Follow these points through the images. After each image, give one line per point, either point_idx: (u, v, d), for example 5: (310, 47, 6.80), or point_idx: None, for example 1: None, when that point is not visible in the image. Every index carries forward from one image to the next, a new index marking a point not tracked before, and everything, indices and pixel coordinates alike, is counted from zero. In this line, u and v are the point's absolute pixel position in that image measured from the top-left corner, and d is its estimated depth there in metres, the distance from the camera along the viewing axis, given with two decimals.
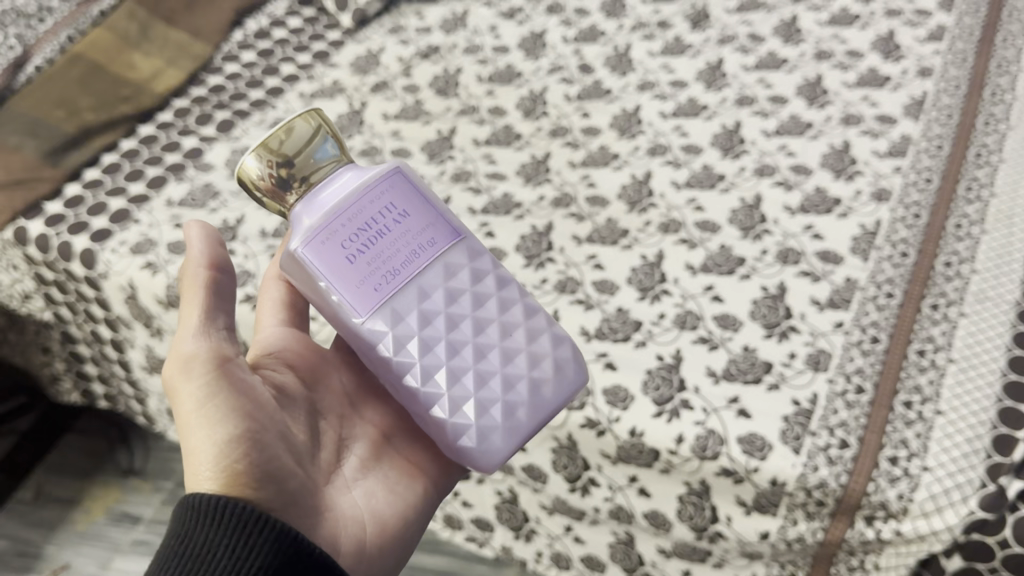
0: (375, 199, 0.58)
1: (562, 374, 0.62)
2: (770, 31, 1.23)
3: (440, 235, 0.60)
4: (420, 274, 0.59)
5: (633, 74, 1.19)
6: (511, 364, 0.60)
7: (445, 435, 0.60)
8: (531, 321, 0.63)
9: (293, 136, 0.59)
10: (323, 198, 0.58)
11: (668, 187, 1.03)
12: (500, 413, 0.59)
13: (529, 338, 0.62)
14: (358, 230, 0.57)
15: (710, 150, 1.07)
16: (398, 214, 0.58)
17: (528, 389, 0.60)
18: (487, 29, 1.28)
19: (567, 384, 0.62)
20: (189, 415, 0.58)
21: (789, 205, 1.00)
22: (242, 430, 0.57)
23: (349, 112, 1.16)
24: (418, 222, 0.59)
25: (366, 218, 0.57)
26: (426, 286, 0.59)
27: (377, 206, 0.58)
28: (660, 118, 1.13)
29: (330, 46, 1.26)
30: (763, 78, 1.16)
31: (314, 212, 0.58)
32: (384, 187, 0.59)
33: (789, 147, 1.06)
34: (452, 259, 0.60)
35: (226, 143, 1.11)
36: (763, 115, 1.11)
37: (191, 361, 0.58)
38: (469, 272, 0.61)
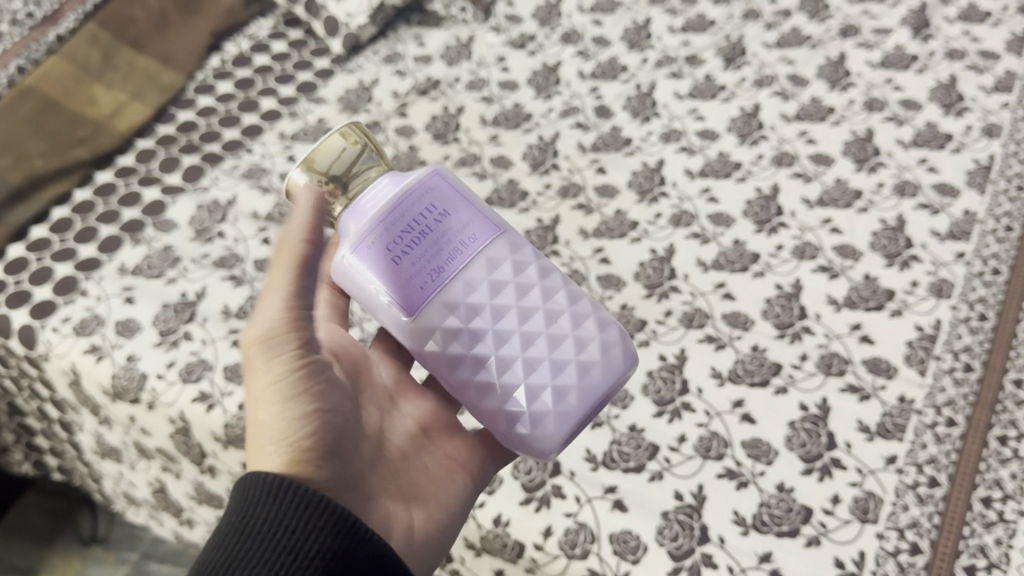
0: (413, 200, 0.52)
1: (608, 350, 0.54)
2: (815, 71, 1.09)
3: (482, 229, 0.53)
4: (468, 269, 0.52)
5: (656, 121, 1.06)
6: (559, 349, 0.53)
7: (500, 424, 0.53)
8: (576, 306, 0.55)
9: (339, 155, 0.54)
10: (364, 205, 0.53)
11: (693, 269, 0.90)
12: (558, 398, 0.52)
13: (573, 310, 0.54)
14: (400, 233, 0.51)
15: (743, 221, 0.94)
16: (442, 213, 0.52)
17: (579, 374, 0.52)
18: (494, 60, 1.14)
19: (621, 360, 0.54)
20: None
21: (832, 295, 0.86)
22: None
23: None
24: (462, 220, 0.53)
25: (406, 220, 0.51)
26: (471, 281, 0.52)
27: (422, 204, 0.52)
28: (685, 177, 0.99)
29: (317, 76, 1.13)
30: (805, 131, 1.02)
31: (360, 219, 0.52)
32: (425, 185, 0.53)
33: (834, 221, 0.92)
34: (494, 251, 0.53)
35: (191, 195, 0.98)
36: (804, 178, 0.97)
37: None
38: (512, 263, 0.54)
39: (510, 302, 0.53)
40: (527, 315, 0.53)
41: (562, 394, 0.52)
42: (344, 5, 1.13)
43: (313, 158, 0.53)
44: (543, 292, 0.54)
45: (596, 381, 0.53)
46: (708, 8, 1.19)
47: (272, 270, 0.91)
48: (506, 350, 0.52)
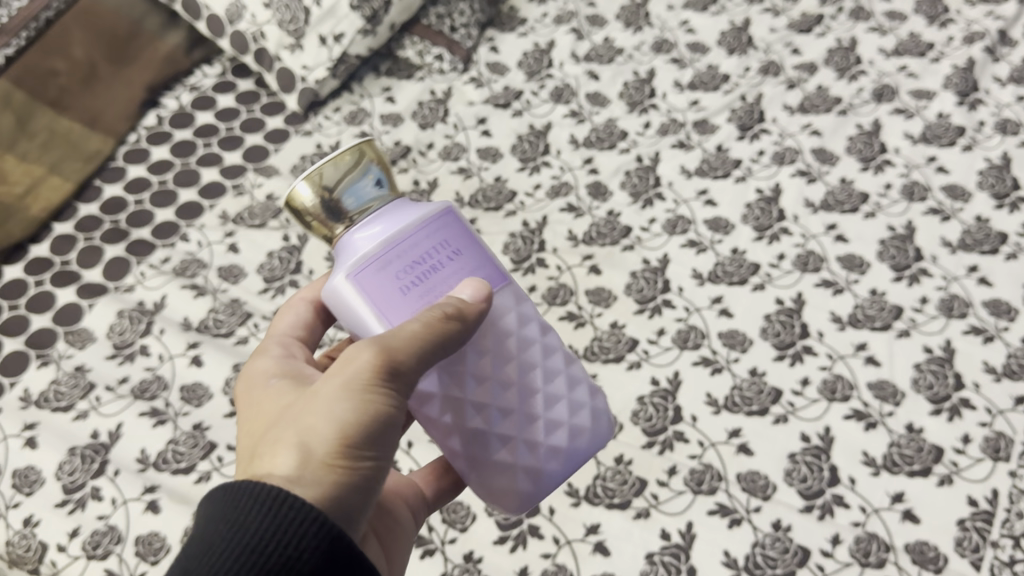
0: (426, 233, 0.43)
1: (586, 430, 0.46)
2: (845, 145, 0.94)
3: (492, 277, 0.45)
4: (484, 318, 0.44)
5: (660, 203, 0.91)
6: (552, 410, 0.45)
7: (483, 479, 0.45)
8: (571, 368, 0.47)
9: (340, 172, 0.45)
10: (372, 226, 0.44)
11: (702, 409, 0.75)
12: (544, 468, 0.45)
13: (567, 360, 0.47)
14: (412, 263, 0.43)
15: (762, 343, 0.79)
16: (454, 248, 0.44)
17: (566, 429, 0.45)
18: (474, 121, 0.99)
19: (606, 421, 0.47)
20: (338, 396, 0.41)
21: (868, 452, 0.72)
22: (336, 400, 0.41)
23: (282, 250, 0.88)
24: (474, 263, 0.44)
25: (417, 252, 0.43)
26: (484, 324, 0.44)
27: (439, 237, 0.44)
28: (693, 282, 0.84)
29: (268, 139, 0.97)
30: (834, 224, 0.88)
31: (364, 242, 0.43)
32: (444, 218, 0.44)
33: (869, 348, 0.78)
34: (501, 306, 0.45)
35: (112, 298, 0.84)
36: (833, 288, 0.83)
37: (389, 355, 0.40)
38: (517, 316, 0.45)
39: (512, 344, 0.45)
40: (526, 366, 0.45)
41: (551, 463, 0.45)
42: (300, 57, 0.97)
43: (322, 168, 0.44)
44: (546, 339, 0.46)
45: (590, 446, 0.46)
46: (721, 58, 1.04)
47: (202, 402, 0.77)
48: (505, 406, 0.44)
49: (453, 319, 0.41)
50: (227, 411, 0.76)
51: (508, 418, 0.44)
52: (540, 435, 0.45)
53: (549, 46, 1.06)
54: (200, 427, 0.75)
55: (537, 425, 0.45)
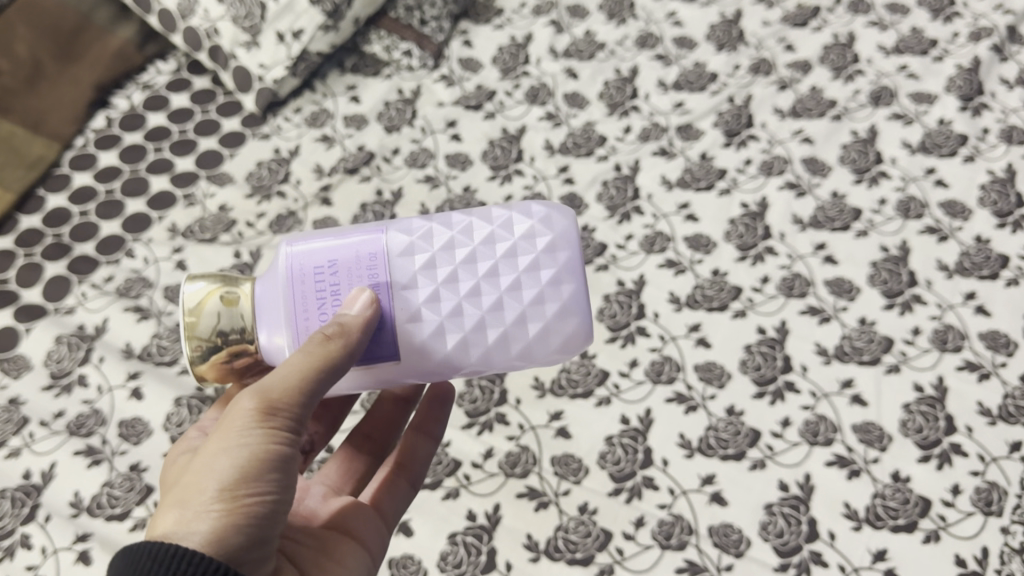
0: (299, 275, 0.43)
1: (551, 250, 0.44)
2: (838, 155, 0.88)
3: (367, 239, 0.43)
4: (403, 275, 0.43)
5: (638, 218, 0.85)
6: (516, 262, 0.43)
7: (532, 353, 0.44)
8: (492, 220, 0.45)
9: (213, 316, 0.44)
10: (269, 307, 0.44)
11: (674, 453, 0.70)
12: (564, 305, 0.43)
13: (484, 220, 0.45)
14: (319, 303, 0.43)
15: (741, 378, 0.74)
16: (326, 265, 0.43)
17: (540, 267, 0.43)
18: (443, 124, 0.93)
19: (554, 209, 0.45)
20: (218, 447, 0.40)
21: (850, 504, 0.67)
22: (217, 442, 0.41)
23: (234, 268, 0.83)
24: (349, 249, 0.43)
25: (313, 296, 0.43)
26: (407, 279, 0.43)
27: (309, 274, 0.43)
28: (670, 306, 0.79)
29: (223, 143, 0.92)
30: (824, 244, 0.82)
31: (278, 340, 0.44)
32: (293, 259, 0.43)
33: (856, 385, 0.73)
34: (400, 246, 0.43)
35: (50, 322, 0.79)
36: (820, 316, 0.77)
37: (267, 402, 0.40)
38: (419, 241, 0.44)
39: (440, 265, 0.43)
40: (470, 264, 0.44)
41: (564, 292, 0.43)
42: (256, 55, 0.91)
43: (191, 330, 0.43)
44: (454, 231, 0.44)
45: (571, 242, 0.44)
46: (708, 55, 0.97)
47: (141, 439, 0.72)
48: (476, 307, 0.43)
49: (339, 338, 0.40)
50: (166, 450, 0.71)
51: (502, 314, 0.43)
52: (538, 291, 0.43)
53: (526, 39, 1.00)
54: (137, 468, 0.71)
55: (526, 287, 0.43)
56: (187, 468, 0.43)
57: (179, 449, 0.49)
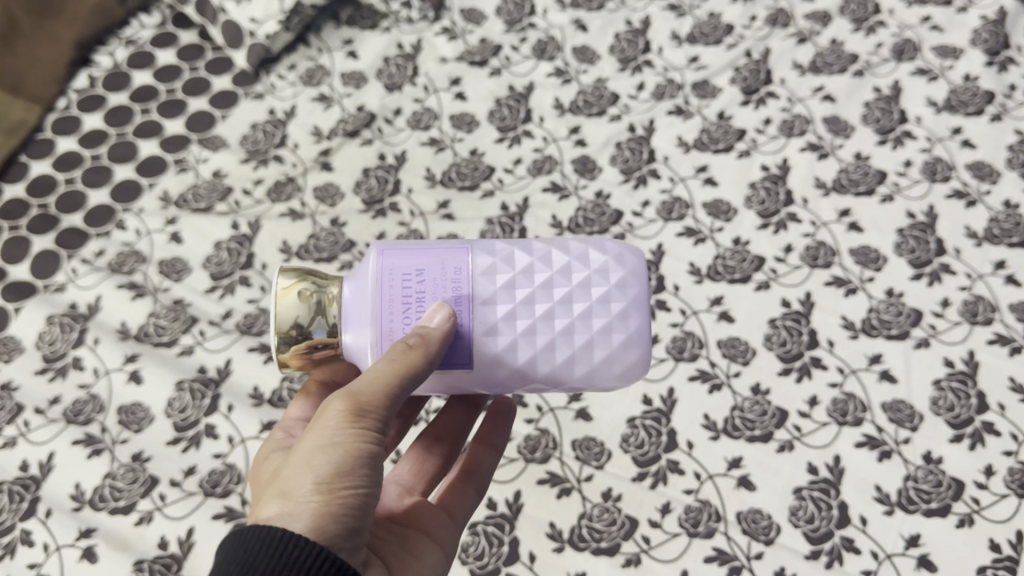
0: (386, 278, 0.40)
1: (625, 282, 0.41)
2: (861, 113, 0.85)
3: (453, 250, 0.41)
4: (484, 291, 0.40)
5: (654, 183, 0.82)
6: (590, 291, 0.41)
7: (594, 381, 0.42)
8: (570, 248, 0.42)
9: (295, 308, 0.41)
10: (354, 309, 0.41)
11: (699, 435, 0.68)
12: (630, 338, 0.41)
13: (561, 248, 0.42)
14: (404, 307, 0.40)
15: (766, 354, 0.71)
16: (411, 268, 0.40)
17: (612, 298, 0.41)
18: (447, 83, 0.89)
19: (627, 248, 0.43)
20: (311, 442, 0.37)
21: (881, 487, 0.65)
22: (310, 436, 0.37)
23: (231, 240, 0.79)
24: (436, 256, 0.41)
25: (398, 299, 0.40)
26: (486, 295, 0.40)
27: (395, 274, 0.40)
28: (690, 279, 0.76)
29: (214, 103, 0.87)
30: (848, 209, 0.79)
31: (360, 336, 0.41)
32: (383, 256, 0.41)
33: (884, 361, 0.71)
34: (482, 261, 0.41)
35: (39, 301, 0.75)
36: (845, 287, 0.75)
37: (361, 399, 0.37)
38: (500, 259, 0.41)
39: (518, 287, 0.41)
40: (547, 287, 0.41)
41: (632, 325, 0.41)
42: (247, 9, 0.87)
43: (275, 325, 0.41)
44: (534, 255, 0.42)
45: (640, 278, 0.42)
46: (723, 5, 0.92)
47: (142, 426, 0.69)
48: (549, 330, 0.41)
49: (422, 345, 0.37)
50: (169, 438, 0.69)
51: (571, 338, 0.41)
52: (607, 320, 0.41)
53: None
54: (139, 458, 0.68)
55: (597, 315, 0.41)
56: (280, 461, 0.39)
57: (269, 447, 0.47)
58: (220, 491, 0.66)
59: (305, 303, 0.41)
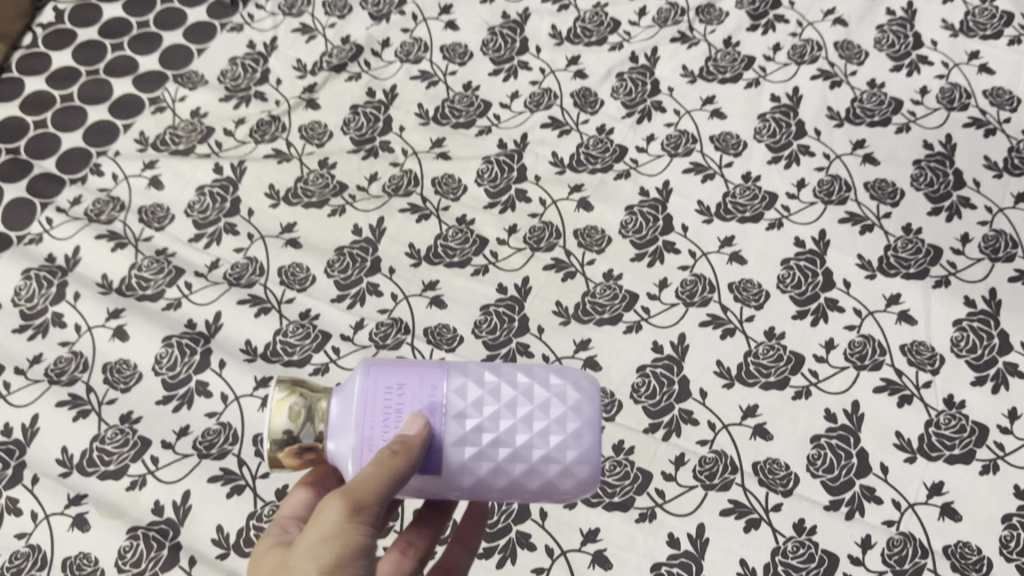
0: (367, 390, 0.39)
1: (581, 405, 0.40)
2: (873, 38, 0.81)
3: (431, 367, 0.40)
4: (453, 407, 0.39)
5: (659, 116, 0.78)
6: (547, 413, 0.40)
7: (547, 496, 0.41)
8: (533, 370, 0.41)
9: (286, 419, 0.39)
10: (336, 419, 0.40)
11: (712, 383, 0.66)
12: (583, 458, 0.40)
13: (526, 370, 0.41)
14: (381, 418, 0.39)
15: (780, 296, 0.69)
16: (395, 381, 0.39)
17: (568, 419, 0.40)
18: (437, 11, 0.84)
19: (586, 374, 0.42)
20: (307, 540, 0.34)
21: (901, 434, 0.63)
22: (306, 534, 0.35)
23: (214, 184, 0.74)
24: (415, 373, 0.40)
25: (375, 411, 0.39)
26: (452, 410, 0.39)
27: (379, 386, 0.39)
28: (699, 219, 0.73)
29: (189, 37, 0.83)
30: (863, 140, 0.75)
31: (341, 446, 0.39)
32: (369, 369, 0.40)
33: (903, 301, 0.68)
34: (452, 379, 0.40)
35: (15, 254, 0.71)
36: (861, 224, 0.71)
37: (354, 494, 0.35)
38: (468, 376, 0.40)
39: (484, 404, 0.40)
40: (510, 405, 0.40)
41: (584, 443, 0.40)
42: None
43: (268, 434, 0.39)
44: (501, 374, 0.41)
45: (595, 402, 0.40)
46: None
47: (130, 385, 0.66)
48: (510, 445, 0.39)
49: (404, 452, 0.36)
50: (159, 398, 0.65)
51: (527, 453, 0.39)
52: (561, 439, 0.40)
53: None
54: (129, 419, 0.64)
55: (553, 432, 0.40)
56: (276, 561, 0.37)
57: (262, 544, 0.40)
58: (215, 452, 0.63)
59: (298, 414, 0.39)
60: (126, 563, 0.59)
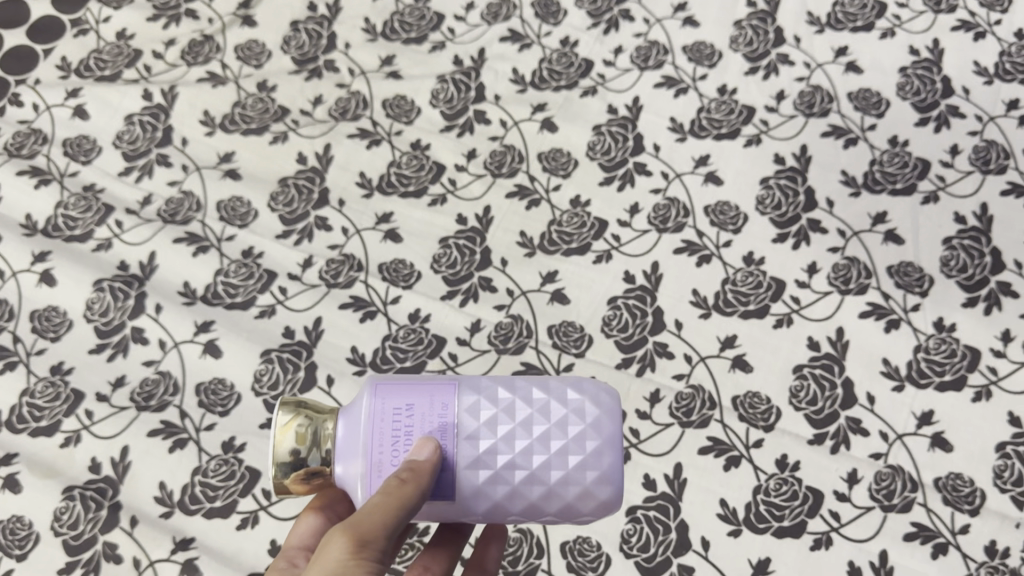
0: (373, 411, 0.33)
1: (602, 422, 0.34)
2: None
3: (442, 384, 0.34)
4: (464, 428, 0.33)
5: (627, 26, 0.72)
6: (567, 429, 0.34)
7: (568, 520, 0.34)
8: (550, 385, 0.35)
9: (291, 445, 0.33)
10: (343, 444, 0.34)
11: (688, 314, 0.61)
12: (607, 480, 0.33)
13: (542, 386, 0.35)
14: (387, 440, 0.32)
15: (759, 219, 0.64)
16: (402, 400, 0.33)
17: (588, 435, 0.33)
18: None
19: (606, 387, 0.35)
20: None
21: (889, 361, 0.59)
22: (309, 572, 0.29)
23: (145, 113, 0.68)
24: (426, 390, 0.34)
25: (381, 433, 0.33)
26: (462, 431, 0.33)
27: (385, 409, 0.33)
28: (671, 137, 0.68)
29: None
30: (845, 47, 0.70)
31: (350, 472, 0.33)
32: (375, 389, 0.34)
33: (890, 219, 0.64)
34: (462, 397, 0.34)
35: None
36: (844, 138, 0.67)
37: (360, 529, 0.29)
38: (479, 393, 0.34)
39: (497, 423, 0.33)
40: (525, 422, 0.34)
41: (606, 463, 0.33)
42: None
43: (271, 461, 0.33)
44: (516, 392, 0.34)
45: (618, 418, 0.34)
46: None
47: (60, 334, 0.61)
48: (524, 467, 0.33)
49: (413, 479, 0.30)
50: (91, 346, 0.60)
51: (544, 475, 0.33)
52: (581, 458, 0.33)
53: None
54: (59, 371, 0.59)
55: (572, 451, 0.33)
56: None
57: None
58: (154, 404, 0.58)
59: (304, 436, 0.34)
60: (63, 526, 0.54)
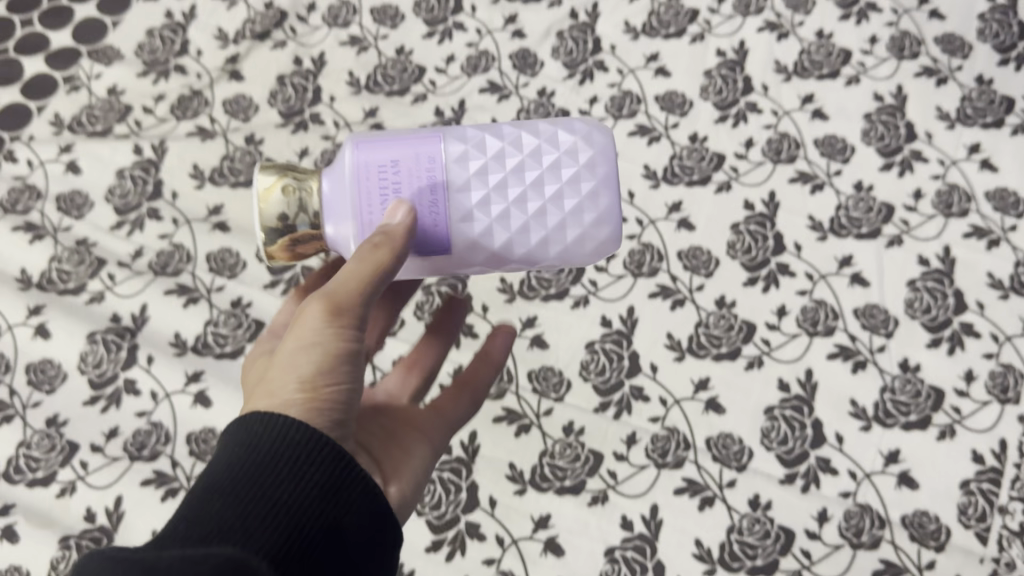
0: (361, 159, 0.36)
1: (596, 164, 0.37)
2: None
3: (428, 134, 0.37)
4: (455, 177, 0.36)
5: (601, 76, 0.75)
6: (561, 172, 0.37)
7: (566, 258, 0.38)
8: (537, 126, 0.38)
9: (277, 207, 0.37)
10: (332, 200, 0.37)
11: (663, 356, 0.64)
12: (604, 221, 0.37)
13: (530, 130, 0.38)
14: (380, 194, 0.36)
15: (730, 264, 0.66)
16: (387, 156, 0.36)
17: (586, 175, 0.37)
18: None
19: (597, 126, 0.38)
20: (292, 340, 0.33)
21: (856, 402, 0.62)
22: (293, 329, 0.33)
23: (136, 167, 0.70)
24: (412, 143, 0.36)
25: (373, 182, 0.36)
26: (454, 182, 0.36)
27: (371, 162, 0.36)
28: (645, 184, 0.70)
29: None
30: (812, 95, 0.73)
31: (341, 230, 0.37)
32: (359, 146, 0.36)
33: (856, 263, 0.66)
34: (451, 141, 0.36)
35: None
36: (812, 184, 0.69)
37: (336, 295, 0.33)
38: (469, 138, 0.37)
39: (489, 171, 0.37)
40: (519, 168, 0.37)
41: (602, 205, 0.37)
42: None
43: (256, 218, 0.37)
44: (504, 139, 0.37)
45: (611, 156, 0.37)
46: None
47: (54, 386, 0.63)
48: (521, 211, 0.37)
49: (389, 241, 0.33)
50: (85, 399, 0.62)
51: (541, 222, 0.37)
52: (577, 202, 0.37)
53: None
54: (55, 423, 0.62)
55: (567, 196, 0.37)
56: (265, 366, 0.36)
57: (250, 361, 0.41)
58: (148, 454, 0.60)
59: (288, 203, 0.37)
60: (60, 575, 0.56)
